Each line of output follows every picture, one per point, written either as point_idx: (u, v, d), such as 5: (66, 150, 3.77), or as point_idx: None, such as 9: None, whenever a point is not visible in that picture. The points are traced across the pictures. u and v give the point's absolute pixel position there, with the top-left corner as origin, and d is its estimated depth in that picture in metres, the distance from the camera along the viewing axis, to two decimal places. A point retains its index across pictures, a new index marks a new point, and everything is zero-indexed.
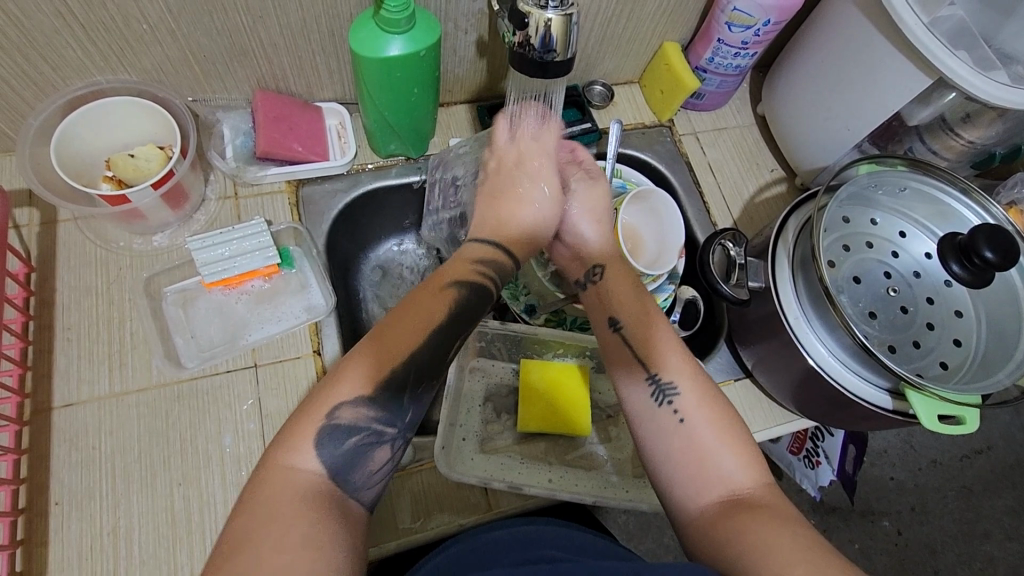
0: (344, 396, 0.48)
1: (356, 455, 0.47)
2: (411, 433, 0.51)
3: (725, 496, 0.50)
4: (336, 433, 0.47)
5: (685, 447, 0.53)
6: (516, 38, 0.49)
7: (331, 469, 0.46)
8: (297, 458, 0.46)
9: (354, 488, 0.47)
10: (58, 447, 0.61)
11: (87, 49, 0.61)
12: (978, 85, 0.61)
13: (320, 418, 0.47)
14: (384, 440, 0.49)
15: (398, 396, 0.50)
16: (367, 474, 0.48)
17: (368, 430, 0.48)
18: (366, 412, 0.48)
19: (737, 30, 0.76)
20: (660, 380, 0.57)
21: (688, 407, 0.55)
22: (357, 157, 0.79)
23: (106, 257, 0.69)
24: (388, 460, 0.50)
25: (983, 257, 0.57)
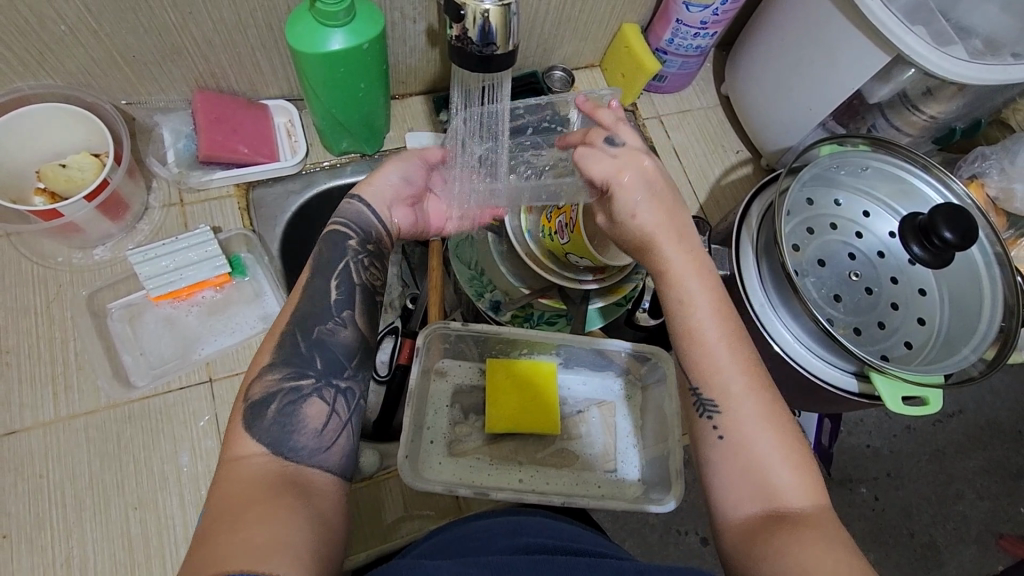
0: (255, 370, 0.51)
1: (286, 420, 0.49)
2: (337, 379, 0.53)
3: (770, 509, 0.48)
4: (257, 410, 0.49)
5: (733, 462, 0.51)
6: (454, 31, 0.46)
7: (271, 445, 0.47)
8: (238, 448, 0.47)
9: (306, 455, 0.48)
10: (3, 478, 0.58)
11: (3, 54, 0.57)
12: (934, 61, 0.60)
13: (238, 408, 0.49)
14: (307, 395, 0.51)
15: (298, 350, 0.52)
16: (314, 435, 0.49)
17: (286, 391, 0.50)
18: (274, 377, 0.51)
19: (695, 10, 0.74)
20: (702, 393, 0.54)
21: (730, 423, 0.52)
22: (309, 155, 0.75)
23: (45, 274, 0.65)
24: (330, 413, 0.51)
25: (943, 238, 0.57)
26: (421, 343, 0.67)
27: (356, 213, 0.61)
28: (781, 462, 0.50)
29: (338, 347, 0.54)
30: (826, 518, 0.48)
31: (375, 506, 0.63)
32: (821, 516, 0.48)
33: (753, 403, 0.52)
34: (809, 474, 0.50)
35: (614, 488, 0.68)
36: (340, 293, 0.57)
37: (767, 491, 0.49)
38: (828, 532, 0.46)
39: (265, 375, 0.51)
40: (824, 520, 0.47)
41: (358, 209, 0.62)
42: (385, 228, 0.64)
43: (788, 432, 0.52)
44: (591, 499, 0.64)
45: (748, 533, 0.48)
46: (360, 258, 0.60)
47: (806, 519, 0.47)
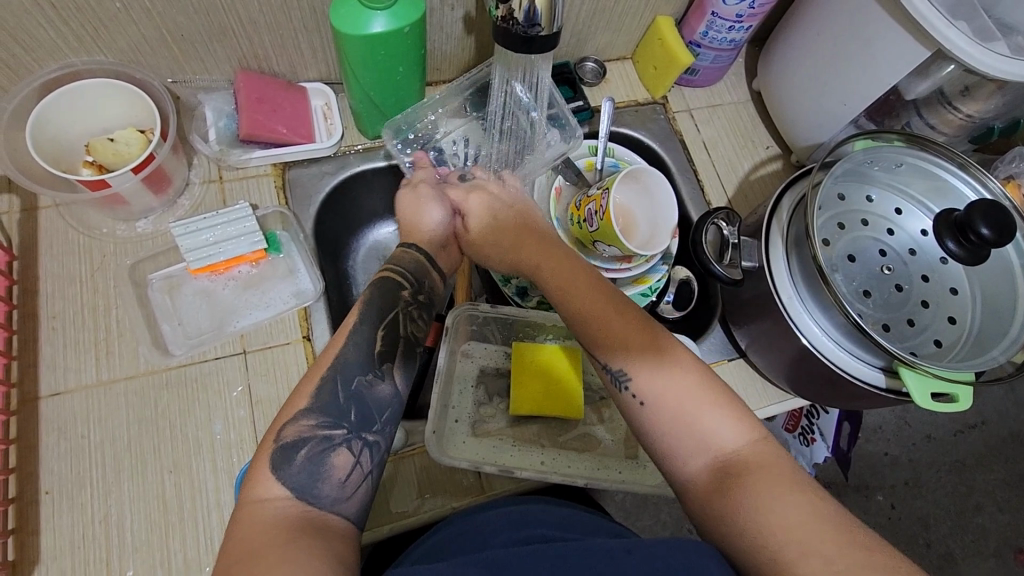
0: (288, 415, 0.50)
1: (315, 466, 0.47)
2: (370, 433, 0.51)
3: (711, 461, 0.49)
4: (285, 454, 0.47)
5: (660, 426, 0.52)
6: (499, 11, 0.47)
7: (297, 490, 0.46)
8: (261, 490, 0.46)
9: (327, 502, 0.46)
10: (47, 436, 0.60)
11: (60, 29, 0.59)
12: (975, 56, 0.60)
13: (268, 449, 0.48)
14: (336, 445, 0.49)
15: (333, 396, 0.51)
16: (337, 484, 0.47)
17: (316, 439, 0.49)
18: (307, 422, 0.49)
19: (732, 3, 0.74)
20: (613, 367, 0.55)
21: (642, 386, 0.53)
22: (344, 138, 0.77)
23: (90, 244, 0.68)
24: (355, 466, 0.49)
25: (979, 234, 0.56)
26: (449, 323, 0.69)
27: (411, 263, 0.63)
28: (705, 411, 0.51)
29: (376, 401, 0.52)
30: (762, 452, 0.49)
31: (400, 481, 0.63)
32: (757, 451, 0.49)
33: (669, 364, 0.53)
34: (737, 414, 0.51)
35: (636, 474, 0.68)
36: (384, 344, 0.55)
37: (700, 440, 0.50)
38: (767, 467, 0.47)
39: (299, 420, 0.49)
40: (759, 456, 0.48)
41: (411, 258, 0.64)
42: (433, 273, 0.65)
43: (707, 384, 0.52)
44: (614, 483, 0.65)
45: (701, 489, 0.49)
46: (410, 308, 0.60)
47: (746, 462, 0.48)
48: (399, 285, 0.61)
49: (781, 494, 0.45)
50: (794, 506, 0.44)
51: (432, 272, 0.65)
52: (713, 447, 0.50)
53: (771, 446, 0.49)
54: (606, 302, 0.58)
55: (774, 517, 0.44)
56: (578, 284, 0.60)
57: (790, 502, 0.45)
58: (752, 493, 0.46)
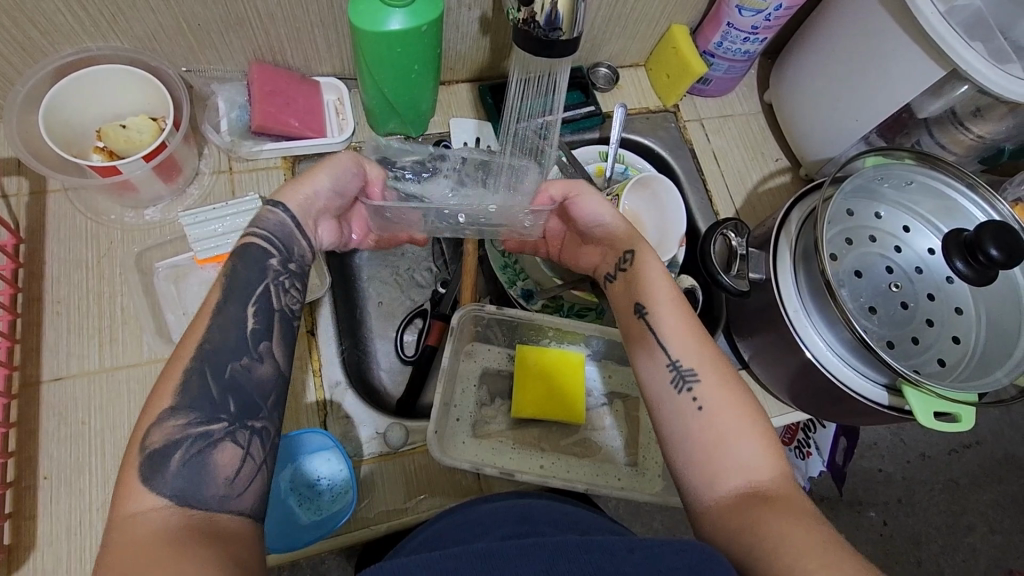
0: (152, 415, 0.43)
1: (193, 469, 0.42)
2: (253, 420, 0.46)
3: (744, 486, 0.47)
4: (156, 459, 0.42)
5: (702, 438, 0.50)
6: (520, 15, 0.48)
7: (176, 495, 0.41)
8: (135, 502, 0.40)
9: (215, 504, 0.42)
10: (47, 421, 0.60)
11: (76, 14, 0.59)
12: (990, 78, 0.60)
13: (133, 456, 0.42)
14: (217, 441, 0.43)
15: (202, 390, 0.44)
16: (226, 482, 0.43)
17: (190, 439, 0.43)
18: (177, 421, 0.43)
19: (748, 14, 0.74)
20: (682, 366, 0.53)
21: (708, 394, 0.52)
22: (355, 134, 0.77)
23: (98, 230, 0.68)
24: (244, 458, 0.44)
25: (988, 255, 0.57)
26: (455, 324, 0.69)
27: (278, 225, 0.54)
28: (746, 434, 0.50)
29: (260, 384, 0.47)
30: (790, 487, 0.47)
31: (397, 479, 0.63)
32: (785, 486, 0.47)
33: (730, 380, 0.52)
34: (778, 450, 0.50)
35: (636, 482, 0.69)
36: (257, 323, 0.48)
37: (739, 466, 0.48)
38: (795, 501, 0.46)
39: (166, 420, 0.43)
40: (792, 493, 0.47)
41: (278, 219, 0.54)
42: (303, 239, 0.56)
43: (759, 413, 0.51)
44: (614, 490, 0.65)
45: (723, 511, 0.47)
46: (281, 279, 0.51)
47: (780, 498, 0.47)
48: (266, 253, 0.52)
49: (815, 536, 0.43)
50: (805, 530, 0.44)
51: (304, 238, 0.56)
52: (748, 474, 0.48)
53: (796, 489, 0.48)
54: (688, 314, 0.56)
55: (795, 545, 0.43)
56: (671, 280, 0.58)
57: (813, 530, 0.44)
58: (773, 519, 0.45)
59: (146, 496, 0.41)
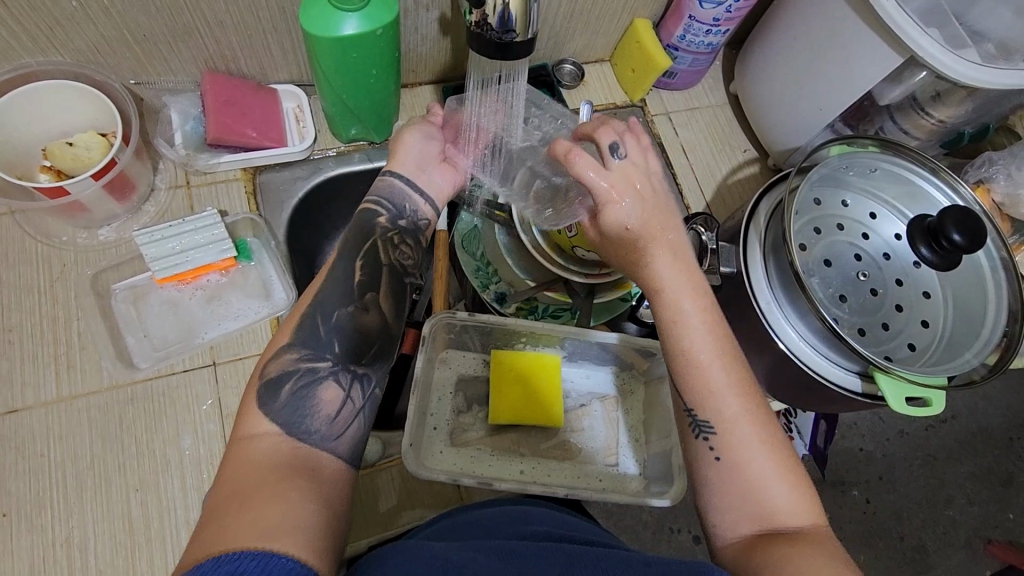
0: (273, 350, 0.50)
1: (302, 402, 0.47)
2: (354, 365, 0.51)
3: (764, 530, 0.47)
4: (273, 389, 0.48)
5: (721, 485, 0.50)
6: (473, 17, 0.47)
7: (285, 426, 0.46)
8: (252, 424, 0.46)
9: (317, 439, 0.47)
10: (4, 456, 0.57)
11: (12, 28, 0.56)
12: (946, 63, 0.60)
13: (254, 386, 0.48)
14: (323, 378, 0.49)
15: (318, 332, 0.51)
16: (326, 420, 0.48)
17: (301, 372, 0.49)
18: (291, 356, 0.50)
19: (709, 7, 0.74)
20: (698, 415, 0.52)
21: (728, 444, 0.50)
22: (317, 142, 0.75)
23: (49, 254, 0.65)
24: (344, 401, 0.49)
25: (951, 240, 0.57)
26: (426, 333, 0.68)
27: (390, 190, 0.60)
28: (777, 478, 0.49)
29: (361, 332, 0.52)
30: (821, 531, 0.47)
31: (380, 492, 0.62)
32: (815, 530, 0.47)
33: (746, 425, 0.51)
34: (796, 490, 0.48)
35: (616, 482, 0.69)
36: (365, 274, 0.54)
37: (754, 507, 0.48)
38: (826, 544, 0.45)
39: (284, 354, 0.50)
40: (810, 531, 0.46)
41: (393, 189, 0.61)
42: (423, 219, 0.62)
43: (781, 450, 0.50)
44: (595, 492, 0.65)
45: (744, 552, 0.46)
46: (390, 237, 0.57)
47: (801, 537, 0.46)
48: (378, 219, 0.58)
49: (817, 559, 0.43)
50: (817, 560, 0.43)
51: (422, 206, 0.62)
52: (770, 516, 0.47)
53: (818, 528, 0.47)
54: (716, 350, 0.52)
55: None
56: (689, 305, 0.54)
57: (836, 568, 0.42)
58: (797, 553, 0.43)
59: (244, 426, 0.46)
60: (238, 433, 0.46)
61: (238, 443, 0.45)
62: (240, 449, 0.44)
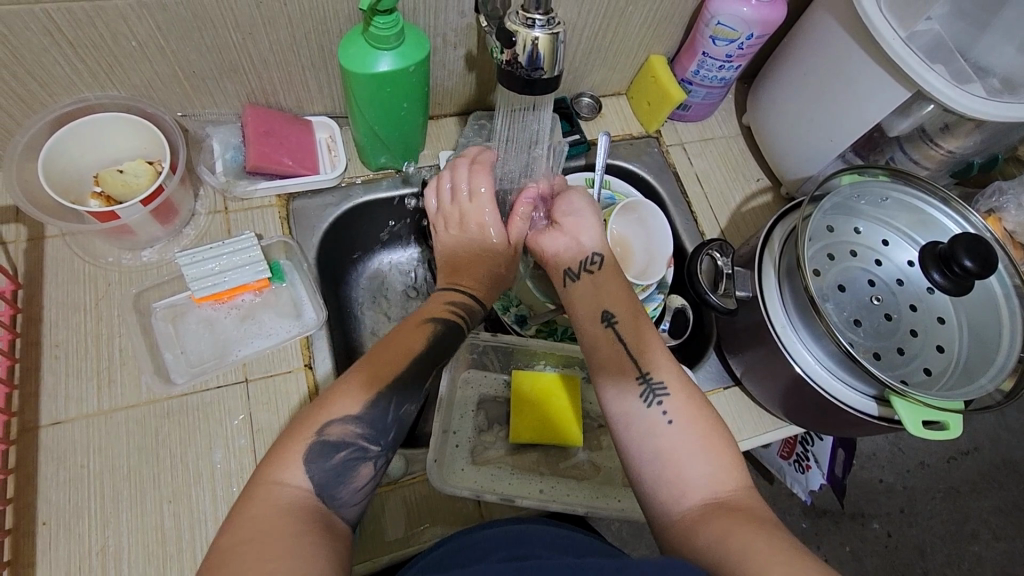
0: (336, 413, 0.51)
1: (344, 470, 0.49)
2: (395, 452, 0.53)
3: (707, 501, 0.49)
4: (324, 449, 0.49)
5: (669, 450, 0.53)
6: (503, 56, 0.51)
7: (319, 486, 0.48)
8: (285, 473, 0.48)
9: (338, 504, 0.49)
10: (46, 466, 0.60)
11: (76, 66, 0.61)
12: (953, 97, 0.63)
13: (306, 439, 0.49)
14: (368, 457, 0.51)
15: (383, 414, 0.52)
16: (353, 491, 0.50)
17: (354, 446, 0.51)
18: (354, 429, 0.51)
19: (721, 44, 0.77)
20: (651, 383, 0.56)
21: (676, 408, 0.55)
22: (347, 170, 0.79)
23: (95, 273, 0.69)
24: (371, 476, 0.51)
25: (962, 266, 0.59)
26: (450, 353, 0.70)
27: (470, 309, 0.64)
28: (707, 452, 0.52)
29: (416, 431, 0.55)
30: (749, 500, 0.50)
31: (404, 507, 0.64)
32: (744, 497, 0.50)
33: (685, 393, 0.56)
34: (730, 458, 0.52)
35: None
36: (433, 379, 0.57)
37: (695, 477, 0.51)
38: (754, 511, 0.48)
39: (344, 422, 0.51)
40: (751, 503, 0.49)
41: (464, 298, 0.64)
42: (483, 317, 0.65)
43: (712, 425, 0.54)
44: (613, 511, 0.66)
45: (686, 519, 0.49)
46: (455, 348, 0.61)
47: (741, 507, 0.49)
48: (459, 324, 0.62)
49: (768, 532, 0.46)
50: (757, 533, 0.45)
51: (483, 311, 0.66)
52: (709, 487, 0.50)
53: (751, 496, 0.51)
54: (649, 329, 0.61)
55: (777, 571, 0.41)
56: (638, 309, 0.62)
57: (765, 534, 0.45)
58: (732, 521, 0.47)
59: (280, 472, 0.48)
60: (269, 477, 0.47)
61: (268, 487, 0.46)
62: (269, 494, 0.46)
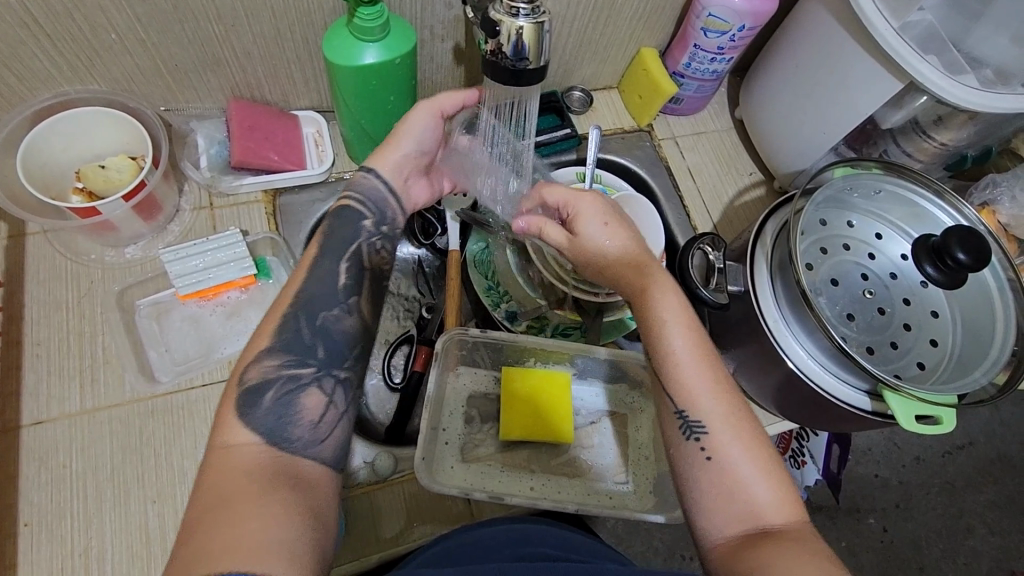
0: (252, 355, 0.52)
1: (283, 409, 0.50)
2: (338, 369, 0.54)
3: (754, 528, 0.48)
4: (253, 397, 0.50)
5: (715, 483, 0.50)
6: (488, 46, 0.50)
7: (267, 435, 0.48)
8: (229, 436, 0.48)
9: (300, 446, 0.49)
10: (27, 466, 0.59)
11: (54, 59, 0.60)
12: (946, 88, 0.62)
13: (234, 392, 0.50)
14: (306, 383, 0.52)
15: (298, 335, 0.53)
16: (310, 426, 0.50)
17: (283, 379, 0.51)
18: (272, 362, 0.51)
19: (713, 36, 0.76)
20: (689, 417, 0.53)
21: (717, 443, 0.51)
22: (335, 165, 0.78)
23: (77, 271, 0.68)
24: (326, 404, 0.52)
25: (956, 259, 0.58)
26: (439, 349, 0.69)
27: (370, 188, 0.62)
28: (759, 482, 0.50)
29: (343, 335, 0.55)
30: (802, 531, 0.47)
31: (393, 506, 0.63)
32: (797, 528, 0.48)
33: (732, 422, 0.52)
34: (785, 489, 0.50)
35: (627, 500, 0.69)
36: (347, 279, 0.57)
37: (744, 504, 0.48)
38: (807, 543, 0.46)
39: (263, 361, 0.52)
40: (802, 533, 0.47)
41: (373, 185, 0.62)
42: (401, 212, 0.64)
43: (767, 455, 0.51)
44: (605, 509, 0.65)
45: (730, 551, 0.47)
46: (372, 239, 0.61)
47: (790, 536, 0.47)
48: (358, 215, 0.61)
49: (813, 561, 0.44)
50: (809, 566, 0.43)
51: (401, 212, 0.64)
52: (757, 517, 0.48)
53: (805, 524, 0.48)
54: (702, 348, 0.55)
55: None
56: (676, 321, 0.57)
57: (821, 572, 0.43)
58: (784, 552, 0.45)
59: (225, 435, 0.48)
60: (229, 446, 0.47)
61: (217, 452, 0.46)
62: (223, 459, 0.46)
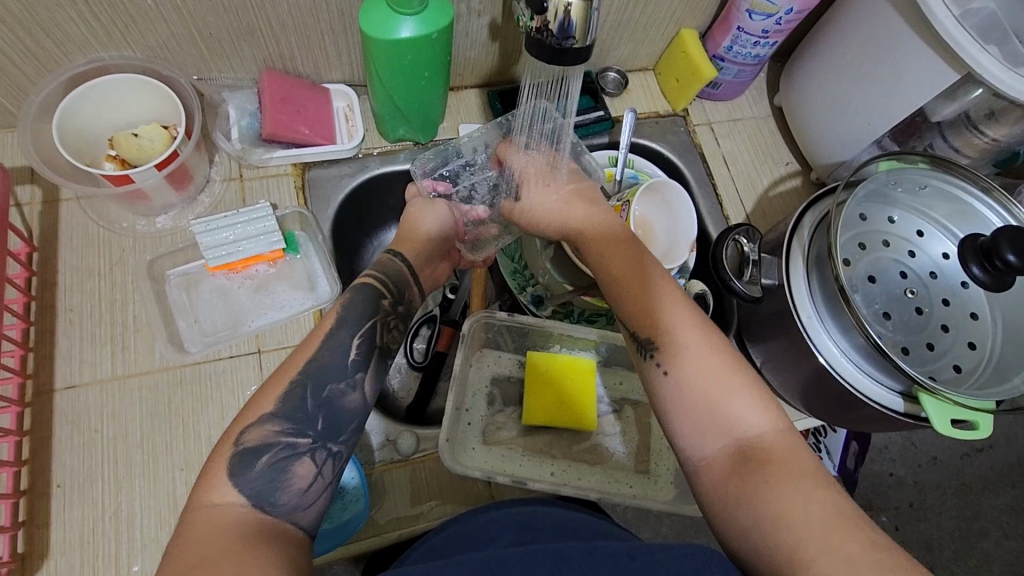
0: (256, 412, 0.48)
1: (276, 473, 0.46)
2: (336, 445, 0.50)
3: (738, 443, 0.49)
4: (247, 458, 0.46)
5: (688, 402, 0.52)
6: (533, 23, 0.48)
7: (253, 496, 0.45)
8: (217, 494, 0.44)
9: (285, 511, 0.46)
10: (61, 429, 0.60)
11: (90, 23, 0.60)
12: (1006, 81, 0.59)
13: (225, 452, 0.46)
14: (300, 453, 0.48)
15: (299, 403, 0.49)
16: (297, 493, 0.46)
17: (280, 445, 0.47)
18: (272, 427, 0.48)
19: (758, 19, 0.74)
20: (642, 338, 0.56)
21: (671, 357, 0.53)
22: (365, 141, 0.77)
23: (109, 239, 0.68)
24: (315, 476, 0.48)
25: (1005, 261, 0.56)
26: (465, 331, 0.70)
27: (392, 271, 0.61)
28: (733, 393, 0.51)
29: (348, 410, 0.51)
30: (787, 442, 0.48)
31: (413, 483, 0.63)
32: (782, 438, 0.49)
33: (691, 333, 0.54)
34: (763, 397, 0.51)
35: (647, 489, 0.69)
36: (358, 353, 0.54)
37: (724, 419, 0.50)
38: (795, 461, 0.47)
39: (263, 424, 0.48)
40: (787, 447, 0.48)
41: (395, 266, 0.62)
42: (413, 285, 0.63)
43: (735, 365, 0.53)
44: (626, 498, 0.65)
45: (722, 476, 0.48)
46: (386, 319, 0.57)
47: (767, 445, 0.48)
48: (377, 293, 0.58)
49: (800, 485, 0.45)
50: (810, 500, 0.44)
51: (413, 281, 0.63)
52: (731, 426, 0.50)
53: (793, 437, 0.49)
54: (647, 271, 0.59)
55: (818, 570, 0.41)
56: (613, 252, 0.61)
57: (825, 505, 0.44)
58: (779, 480, 0.46)
59: (211, 493, 0.45)
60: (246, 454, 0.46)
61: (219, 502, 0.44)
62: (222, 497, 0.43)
